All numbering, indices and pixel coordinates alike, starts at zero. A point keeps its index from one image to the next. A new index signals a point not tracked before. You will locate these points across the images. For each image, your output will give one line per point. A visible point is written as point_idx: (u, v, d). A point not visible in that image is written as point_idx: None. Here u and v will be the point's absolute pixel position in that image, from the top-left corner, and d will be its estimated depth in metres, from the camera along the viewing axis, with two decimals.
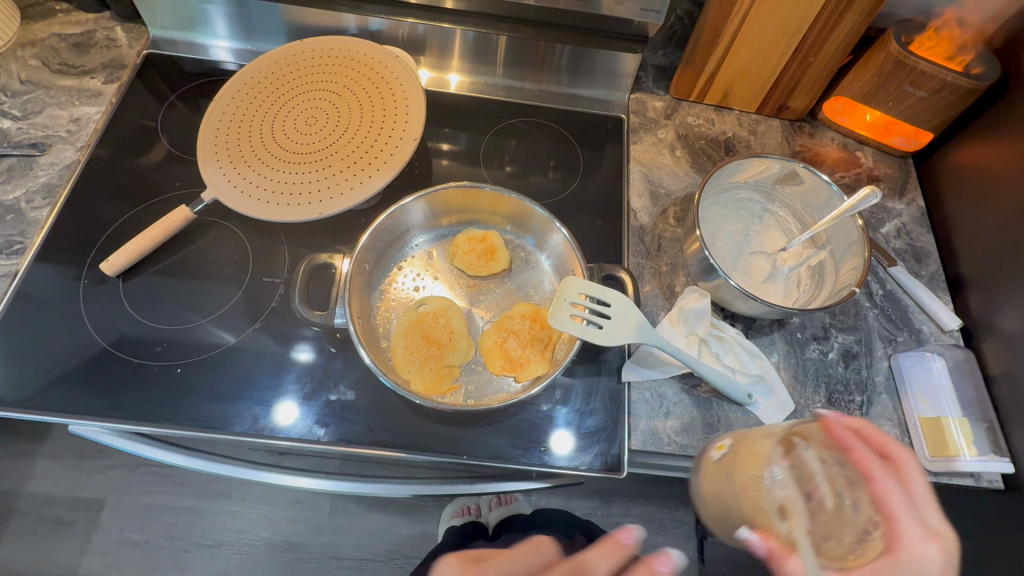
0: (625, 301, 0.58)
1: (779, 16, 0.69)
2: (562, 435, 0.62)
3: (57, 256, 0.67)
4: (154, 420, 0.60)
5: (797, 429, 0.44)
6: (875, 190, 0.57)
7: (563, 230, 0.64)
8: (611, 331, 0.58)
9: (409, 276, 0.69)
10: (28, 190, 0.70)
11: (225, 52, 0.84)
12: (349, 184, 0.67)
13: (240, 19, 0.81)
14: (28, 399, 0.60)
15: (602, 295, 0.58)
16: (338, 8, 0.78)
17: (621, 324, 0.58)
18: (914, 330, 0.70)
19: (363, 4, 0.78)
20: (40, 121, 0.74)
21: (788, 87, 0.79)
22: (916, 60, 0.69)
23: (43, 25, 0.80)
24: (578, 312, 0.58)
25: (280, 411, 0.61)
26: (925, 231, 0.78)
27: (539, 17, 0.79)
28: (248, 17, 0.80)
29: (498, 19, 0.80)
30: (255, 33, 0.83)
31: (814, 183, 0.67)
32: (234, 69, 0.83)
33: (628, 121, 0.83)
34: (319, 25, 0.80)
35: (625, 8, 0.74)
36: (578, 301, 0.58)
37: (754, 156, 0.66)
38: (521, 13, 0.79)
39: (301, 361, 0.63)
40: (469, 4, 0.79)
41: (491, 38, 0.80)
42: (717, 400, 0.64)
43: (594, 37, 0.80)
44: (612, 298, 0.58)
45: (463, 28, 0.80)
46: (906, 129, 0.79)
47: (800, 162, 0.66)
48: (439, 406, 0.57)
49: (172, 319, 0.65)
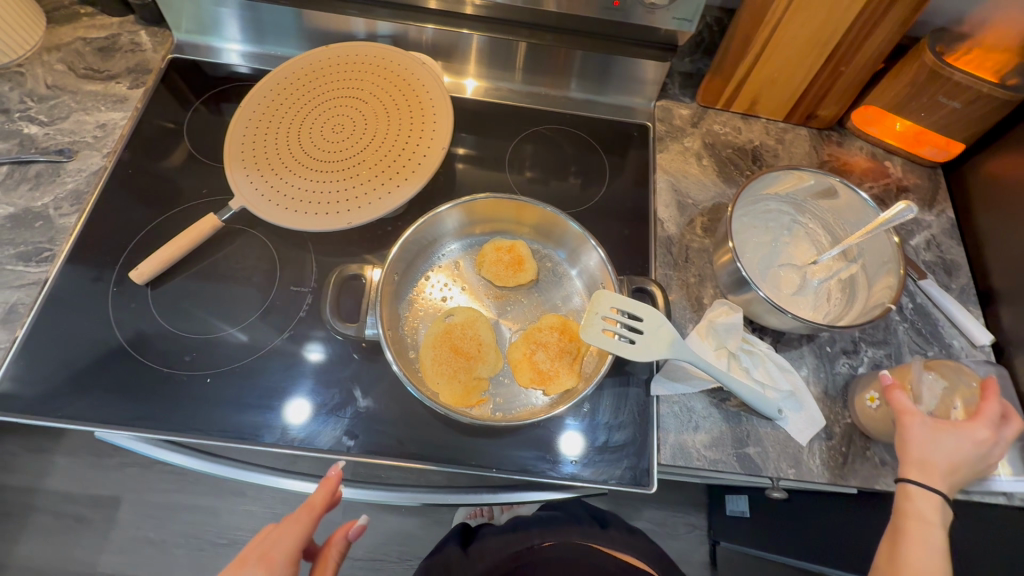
0: (656, 315, 0.58)
1: (812, 25, 0.68)
2: (572, 436, 0.62)
3: (85, 264, 0.67)
4: (185, 430, 0.60)
5: (951, 365, 0.60)
6: (910, 205, 0.57)
7: (593, 243, 0.64)
8: (644, 346, 0.57)
9: (437, 284, 0.69)
10: (56, 197, 0.70)
11: (236, 55, 0.84)
12: (377, 193, 0.67)
13: (251, 22, 0.80)
14: (60, 408, 0.60)
15: (633, 309, 0.58)
16: (348, 12, 0.77)
17: (654, 338, 0.58)
18: (944, 344, 0.70)
19: (372, 8, 0.77)
20: (66, 127, 0.74)
21: (817, 95, 0.78)
22: (953, 71, 0.68)
23: (68, 29, 0.80)
24: (610, 327, 0.58)
25: (290, 408, 0.61)
26: (955, 243, 0.77)
27: (554, 23, 0.78)
28: (260, 21, 0.80)
29: (514, 24, 0.79)
30: (267, 36, 0.82)
31: (852, 200, 0.66)
32: (246, 72, 0.83)
33: (653, 129, 0.83)
34: (329, 30, 0.80)
35: (642, 18, 0.73)
36: (610, 316, 0.58)
37: (787, 168, 0.65)
38: (538, 19, 0.78)
39: (312, 359, 0.64)
40: (489, 10, 0.77)
41: (507, 44, 0.79)
42: (748, 415, 0.63)
43: (608, 43, 0.79)
44: (643, 313, 0.58)
45: (475, 34, 0.79)
46: (937, 139, 0.78)
47: (837, 177, 0.65)
48: (472, 420, 0.57)
49: (200, 328, 0.65)
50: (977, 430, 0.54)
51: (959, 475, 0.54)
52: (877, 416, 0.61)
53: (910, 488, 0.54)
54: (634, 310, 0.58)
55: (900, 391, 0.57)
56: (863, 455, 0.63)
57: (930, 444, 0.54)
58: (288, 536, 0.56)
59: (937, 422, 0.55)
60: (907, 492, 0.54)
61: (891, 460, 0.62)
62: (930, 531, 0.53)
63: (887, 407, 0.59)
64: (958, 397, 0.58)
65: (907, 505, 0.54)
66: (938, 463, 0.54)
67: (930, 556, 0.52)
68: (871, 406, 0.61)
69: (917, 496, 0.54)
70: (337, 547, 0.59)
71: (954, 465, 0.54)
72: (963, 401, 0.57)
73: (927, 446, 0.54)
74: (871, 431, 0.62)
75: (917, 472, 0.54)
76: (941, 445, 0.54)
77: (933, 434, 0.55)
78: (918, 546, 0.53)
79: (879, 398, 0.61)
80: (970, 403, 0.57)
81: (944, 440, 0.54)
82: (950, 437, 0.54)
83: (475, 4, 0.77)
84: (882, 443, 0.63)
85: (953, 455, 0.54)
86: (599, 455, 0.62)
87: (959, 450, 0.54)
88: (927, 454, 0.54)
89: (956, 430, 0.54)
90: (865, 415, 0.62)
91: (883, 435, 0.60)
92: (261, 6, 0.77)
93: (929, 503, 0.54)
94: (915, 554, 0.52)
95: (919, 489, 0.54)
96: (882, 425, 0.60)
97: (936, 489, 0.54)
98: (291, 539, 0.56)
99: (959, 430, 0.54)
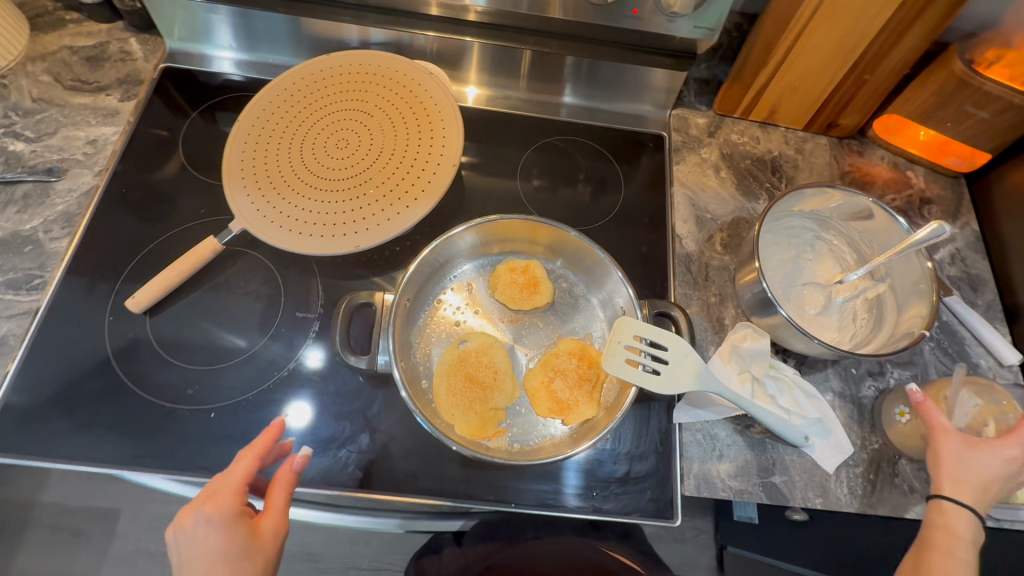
0: (681, 343, 0.55)
1: (834, 34, 0.65)
2: None
3: (78, 290, 0.64)
4: (188, 468, 0.57)
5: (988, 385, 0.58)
6: (942, 224, 0.55)
7: (616, 271, 0.61)
8: (669, 376, 0.55)
9: (450, 308, 0.66)
10: (46, 219, 0.67)
11: (229, 63, 0.80)
12: (386, 214, 0.64)
13: (243, 29, 0.76)
14: (55, 446, 0.57)
15: (657, 336, 0.55)
16: (338, 18, 0.73)
17: (679, 367, 0.55)
18: (970, 363, 0.68)
19: (364, 14, 0.74)
20: (55, 143, 0.71)
21: (839, 104, 0.75)
22: (982, 80, 0.66)
23: (53, 37, 0.77)
24: (633, 356, 0.55)
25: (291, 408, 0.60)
26: (980, 257, 0.75)
27: (561, 29, 0.75)
28: (252, 27, 0.76)
29: (521, 31, 0.75)
30: (260, 44, 0.78)
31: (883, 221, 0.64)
32: (240, 81, 0.79)
33: (669, 139, 0.80)
34: (321, 36, 0.76)
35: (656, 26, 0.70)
36: (633, 344, 0.56)
37: (819, 185, 0.63)
38: (544, 25, 0.75)
39: (310, 366, 0.62)
40: (494, 16, 0.74)
41: (513, 52, 0.76)
42: (773, 442, 0.61)
43: (618, 49, 0.75)
44: (668, 341, 0.56)
45: (480, 41, 0.75)
46: (961, 149, 0.75)
47: (869, 198, 0.63)
48: (490, 458, 0.54)
49: (201, 358, 0.62)
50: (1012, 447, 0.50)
51: (991, 494, 0.51)
52: (907, 431, 0.60)
53: (941, 507, 0.51)
54: (658, 338, 0.55)
55: (932, 407, 0.53)
56: (891, 482, 0.61)
57: (962, 461, 0.51)
58: (236, 470, 0.48)
59: (972, 438, 0.52)
60: (938, 511, 0.51)
61: (920, 486, 0.61)
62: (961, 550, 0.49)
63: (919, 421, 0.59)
64: (989, 416, 0.55)
65: (937, 523, 0.51)
66: (969, 481, 0.50)
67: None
68: (901, 420, 0.61)
69: (949, 515, 0.50)
70: (287, 488, 0.49)
71: (987, 484, 0.50)
72: (994, 420, 0.55)
73: (960, 462, 0.51)
74: (899, 446, 0.61)
75: (950, 490, 0.51)
76: (974, 463, 0.51)
77: (968, 451, 0.51)
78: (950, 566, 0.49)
79: (910, 413, 0.60)
80: (1001, 421, 0.55)
81: (977, 457, 0.51)
82: (983, 454, 0.51)
83: (477, 10, 0.73)
84: (910, 469, 0.61)
85: (985, 474, 0.50)
86: (622, 488, 0.60)
87: (994, 469, 0.50)
88: (958, 472, 0.51)
89: (990, 447, 0.51)
90: (893, 429, 0.61)
91: (912, 451, 0.60)
92: (253, 12, 0.73)
93: (961, 521, 0.50)
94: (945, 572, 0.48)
95: (950, 507, 0.50)
96: (911, 439, 0.60)
97: (967, 509, 0.50)
98: (240, 473, 0.48)
99: (993, 447, 0.51)
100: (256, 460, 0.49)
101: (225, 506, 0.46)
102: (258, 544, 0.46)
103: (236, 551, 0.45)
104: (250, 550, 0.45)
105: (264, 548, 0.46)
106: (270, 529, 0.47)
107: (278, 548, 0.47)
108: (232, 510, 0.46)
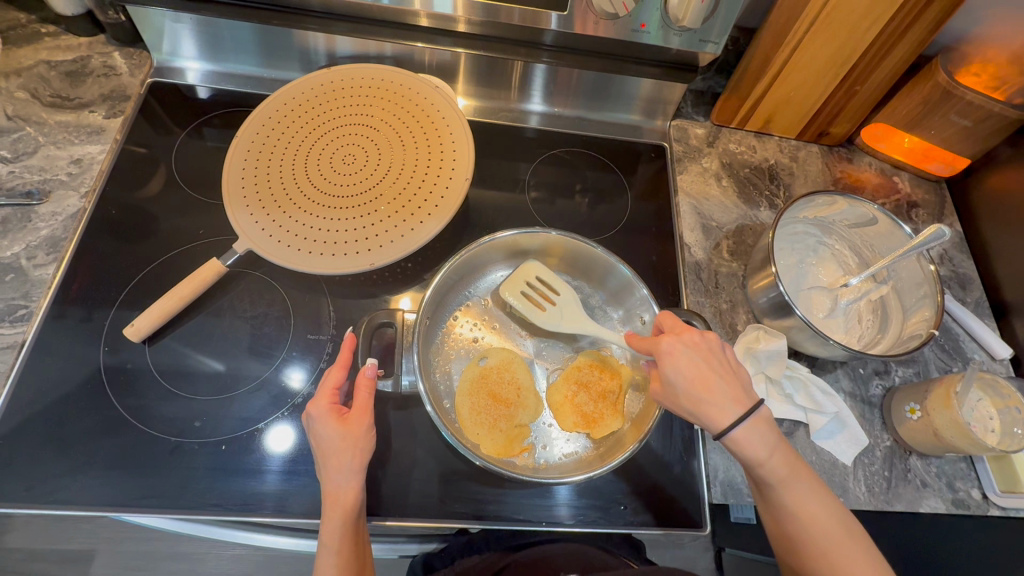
0: (566, 290, 0.64)
1: (830, 47, 0.67)
2: None
3: (64, 320, 0.60)
4: (198, 507, 0.54)
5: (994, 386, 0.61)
6: (941, 226, 0.56)
7: (643, 289, 0.61)
8: (555, 311, 0.63)
9: (466, 326, 0.65)
10: (29, 245, 0.63)
11: (195, 75, 0.77)
12: (398, 230, 0.63)
13: (206, 38, 0.73)
14: (47, 490, 0.53)
15: (544, 276, 0.65)
16: (308, 27, 0.71)
17: (565, 306, 0.63)
18: (966, 358, 0.70)
19: (337, 23, 0.71)
20: (34, 163, 0.67)
21: (830, 114, 0.78)
22: (964, 91, 0.69)
23: (29, 51, 0.74)
24: (529, 295, 0.64)
25: (280, 429, 0.58)
26: (966, 257, 0.78)
27: (556, 41, 0.73)
28: (217, 36, 0.73)
29: (516, 44, 0.74)
30: (226, 54, 0.75)
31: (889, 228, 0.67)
32: (206, 95, 0.76)
33: (670, 150, 0.81)
34: (308, 48, 0.74)
35: (653, 40, 0.70)
36: (534, 286, 0.64)
37: (829, 192, 0.67)
38: (541, 37, 0.73)
39: (309, 383, 0.60)
40: (487, 28, 0.72)
41: (508, 63, 0.75)
42: (795, 445, 0.62)
43: (614, 61, 0.75)
44: (562, 288, 0.64)
45: (475, 53, 0.74)
46: (944, 155, 0.79)
47: (874, 204, 0.66)
48: (516, 474, 0.53)
49: (206, 388, 0.59)
50: (670, 342, 0.49)
51: (747, 380, 0.50)
52: (918, 428, 0.61)
53: (722, 431, 0.46)
54: (547, 279, 0.64)
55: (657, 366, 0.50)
56: (905, 478, 0.62)
57: (674, 394, 0.49)
58: (327, 378, 0.53)
59: (663, 387, 0.50)
60: (731, 439, 0.46)
61: (931, 481, 0.62)
62: (763, 447, 0.46)
63: (929, 418, 0.60)
64: (993, 410, 0.60)
65: (740, 448, 0.47)
66: (698, 384, 0.47)
67: (808, 498, 0.47)
68: (912, 418, 0.62)
69: (732, 429, 0.46)
70: (368, 391, 0.53)
71: (728, 372, 0.48)
72: (998, 414, 0.60)
73: (675, 391, 0.48)
74: (911, 442, 0.62)
75: (706, 407, 0.47)
76: (672, 379, 0.48)
77: (665, 383, 0.49)
78: (795, 489, 0.47)
79: (920, 409, 0.61)
80: (1006, 416, 0.60)
81: (669, 368, 0.48)
82: (671, 355, 0.48)
83: (466, 21, 0.71)
84: (920, 464, 0.63)
85: (692, 372, 0.47)
86: (650, 499, 0.59)
87: (676, 371, 0.48)
88: (683, 393, 0.48)
89: (665, 352, 0.49)
90: (905, 425, 0.62)
91: (922, 447, 0.61)
92: (217, 22, 0.70)
93: (753, 425, 0.46)
94: (798, 499, 0.47)
95: (727, 422, 0.46)
96: (922, 437, 0.61)
97: (747, 402, 0.47)
98: (330, 381, 0.53)
99: (664, 355, 0.49)
100: (342, 368, 0.53)
101: (316, 404, 0.52)
102: (348, 433, 0.51)
103: (327, 435, 0.51)
104: (342, 437, 0.50)
105: (353, 436, 0.51)
106: (356, 420, 0.52)
107: (368, 435, 0.52)
108: (324, 408, 0.52)
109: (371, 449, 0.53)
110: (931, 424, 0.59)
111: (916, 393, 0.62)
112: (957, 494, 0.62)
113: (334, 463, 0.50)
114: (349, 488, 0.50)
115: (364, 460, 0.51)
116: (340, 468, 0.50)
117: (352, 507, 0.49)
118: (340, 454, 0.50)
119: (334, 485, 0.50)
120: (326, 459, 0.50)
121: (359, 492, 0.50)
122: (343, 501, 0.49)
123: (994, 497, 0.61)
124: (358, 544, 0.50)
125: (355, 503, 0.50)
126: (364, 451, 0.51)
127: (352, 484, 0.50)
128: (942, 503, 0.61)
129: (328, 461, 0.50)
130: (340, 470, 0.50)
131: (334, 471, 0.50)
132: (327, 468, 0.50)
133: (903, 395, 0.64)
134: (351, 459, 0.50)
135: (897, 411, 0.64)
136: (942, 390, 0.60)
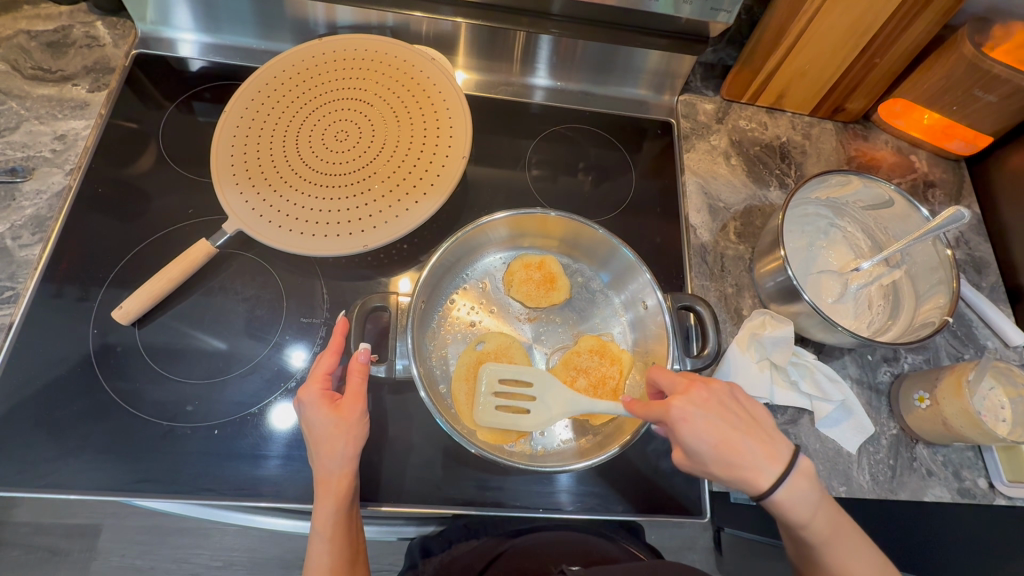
0: (538, 372, 0.55)
1: (850, 15, 0.62)
2: None
3: (49, 302, 0.59)
4: (193, 491, 0.53)
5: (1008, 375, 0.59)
6: (961, 208, 0.53)
7: (645, 272, 0.59)
8: (538, 406, 0.55)
9: (464, 309, 0.63)
10: (14, 224, 0.61)
11: (188, 46, 0.74)
12: (393, 210, 0.60)
13: (201, 8, 0.70)
14: (39, 474, 0.53)
15: (501, 368, 0.56)
16: None
17: (545, 396, 0.55)
18: (978, 345, 0.68)
19: None
20: (18, 140, 0.65)
21: (847, 89, 0.74)
22: (991, 63, 0.65)
23: (8, 20, 0.71)
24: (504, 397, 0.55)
25: (277, 413, 0.57)
26: (983, 240, 0.75)
27: (563, 9, 0.70)
28: (211, 6, 0.69)
29: (518, 13, 0.70)
30: (221, 24, 0.72)
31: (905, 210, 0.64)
32: (201, 67, 0.73)
33: (678, 126, 0.78)
34: (301, 18, 0.70)
35: (663, 9, 0.67)
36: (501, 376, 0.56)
37: (843, 171, 0.64)
38: (546, 6, 0.70)
39: (301, 367, 0.59)
40: None
41: (510, 34, 0.71)
42: (798, 432, 0.61)
43: (621, 31, 0.72)
44: (530, 374, 0.55)
45: (475, 23, 0.70)
46: (965, 133, 0.75)
47: (890, 185, 0.63)
48: (513, 461, 0.51)
49: (198, 372, 0.58)
50: (682, 409, 0.45)
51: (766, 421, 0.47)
52: (926, 416, 0.59)
53: (765, 492, 0.44)
54: (508, 370, 0.56)
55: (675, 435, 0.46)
56: (911, 466, 0.61)
57: (701, 462, 0.45)
58: (321, 362, 0.52)
59: (688, 456, 0.46)
60: (774, 501, 0.44)
61: (939, 471, 0.61)
62: (808, 510, 0.44)
63: (940, 406, 0.58)
64: (1005, 398, 0.59)
65: (782, 509, 0.44)
66: (726, 448, 0.44)
67: (855, 563, 0.45)
68: (921, 406, 0.60)
69: (774, 490, 0.44)
70: (361, 375, 0.51)
71: (747, 425, 0.46)
72: (1010, 403, 0.58)
73: (703, 458, 0.45)
74: (918, 431, 0.61)
75: (742, 471, 0.44)
76: (695, 446, 0.45)
77: (686, 452, 0.46)
78: (837, 549, 0.45)
79: (929, 397, 0.59)
80: (1017, 405, 0.58)
81: (690, 437, 0.45)
82: (687, 421, 0.45)
83: None
84: (926, 453, 0.62)
85: (713, 438, 0.44)
86: (649, 486, 0.58)
87: (699, 439, 0.45)
88: (712, 459, 0.45)
89: (680, 420, 0.45)
90: (914, 414, 0.61)
91: (928, 435, 0.60)
92: None
93: (795, 483, 0.44)
94: (844, 560, 0.45)
95: (766, 483, 0.44)
96: (929, 425, 0.59)
97: (781, 456, 0.45)
98: (323, 365, 0.52)
99: (680, 423, 0.45)
100: (334, 354, 0.52)
101: (307, 390, 0.51)
102: (341, 419, 0.50)
103: (320, 422, 0.50)
104: (335, 423, 0.49)
105: (346, 422, 0.50)
106: (349, 406, 0.50)
107: (361, 421, 0.51)
108: (315, 393, 0.50)
109: (365, 433, 0.52)
110: (941, 413, 0.58)
111: (925, 381, 0.61)
112: (963, 483, 0.60)
113: (327, 449, 0.49)
114: (342, 473, 0.49)
115: (357, 446, 0.50)
116: (333, 455, 0.49)
117: (344, 493, 0.49)
118: (332, 440, 0.49)
119: (326, 470, 0.49)
120: (318, 445, 0.49)
121: (352, 478, 0.50)
122: (336, 486, 0.49)
123: (1002, 488, 0.60)
124: (353, 529, 0.50)
125: (348, 488, 0.49)
126: (357, 437, 0.50)
127: (344, 470, 0.49)
128: (948, 492, 0.60)
129: (321, 446, 0.49)
130: (333, 456, 0.49)
131: (326, 456, 0.49)
132: (319, 454, 0.49)
133: (912, 382, 0.62)
134: (344, 446, 0.49)
135: (906, 399, 0.62)
136: (953, 377, 0.58)
